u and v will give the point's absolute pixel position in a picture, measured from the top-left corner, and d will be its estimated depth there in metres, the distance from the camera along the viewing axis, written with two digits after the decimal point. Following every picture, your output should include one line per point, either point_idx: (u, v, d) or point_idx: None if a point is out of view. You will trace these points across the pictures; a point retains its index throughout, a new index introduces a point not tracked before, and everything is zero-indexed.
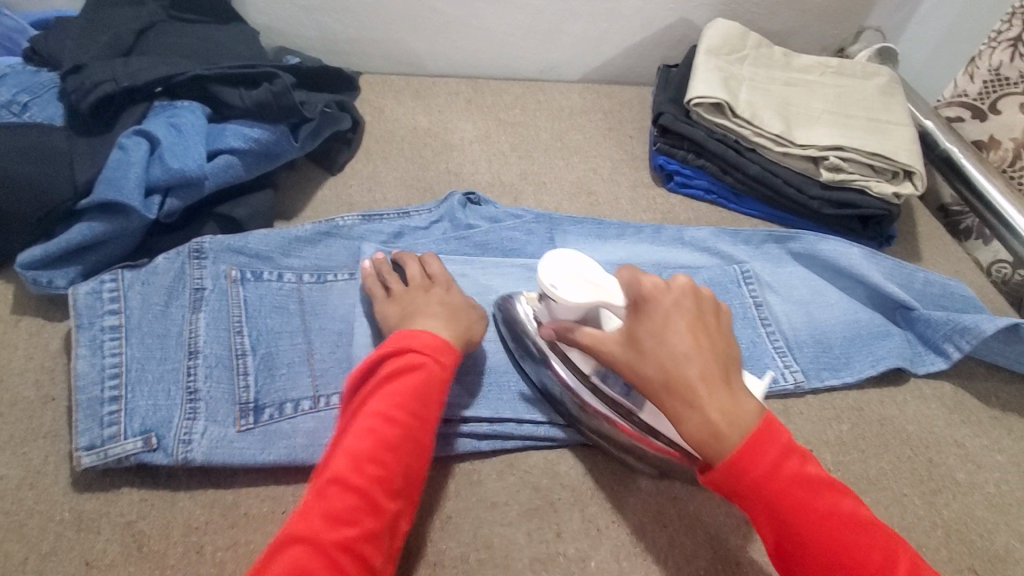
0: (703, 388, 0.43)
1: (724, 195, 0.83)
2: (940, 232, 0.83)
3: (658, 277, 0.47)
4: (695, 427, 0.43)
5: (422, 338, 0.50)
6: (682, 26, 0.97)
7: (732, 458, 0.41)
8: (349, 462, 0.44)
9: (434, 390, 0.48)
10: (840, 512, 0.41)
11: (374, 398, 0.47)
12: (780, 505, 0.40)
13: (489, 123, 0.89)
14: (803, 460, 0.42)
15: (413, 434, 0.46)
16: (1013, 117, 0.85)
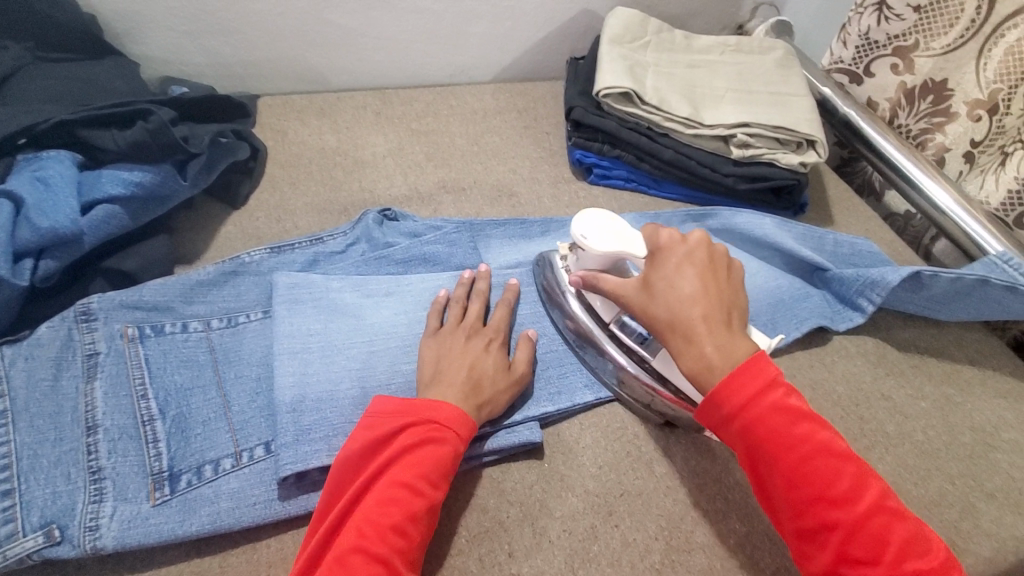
0: (703, 326, 0.47)
1: (644, 182, 0.84)
2: (847, 194, 0.87)
3: (676, 232, 0.53)
4: (692, 360, 0.46)
5: (446, 408, 0.49)
6: (584, 17, 0.97)
7: (717, 388, 0.44)
8: (371, 531, 0.43)
9: (455, 459, 0.47)
10: (817, 440, 0.43)
11: (395, 462, 0.46)
12: (757, 429, 0.43)
13: (401, 135, 0.86)
14: (787, 393, 0.44)
15: (435, 505, 0.45)
16: (886, 78, 0.91)
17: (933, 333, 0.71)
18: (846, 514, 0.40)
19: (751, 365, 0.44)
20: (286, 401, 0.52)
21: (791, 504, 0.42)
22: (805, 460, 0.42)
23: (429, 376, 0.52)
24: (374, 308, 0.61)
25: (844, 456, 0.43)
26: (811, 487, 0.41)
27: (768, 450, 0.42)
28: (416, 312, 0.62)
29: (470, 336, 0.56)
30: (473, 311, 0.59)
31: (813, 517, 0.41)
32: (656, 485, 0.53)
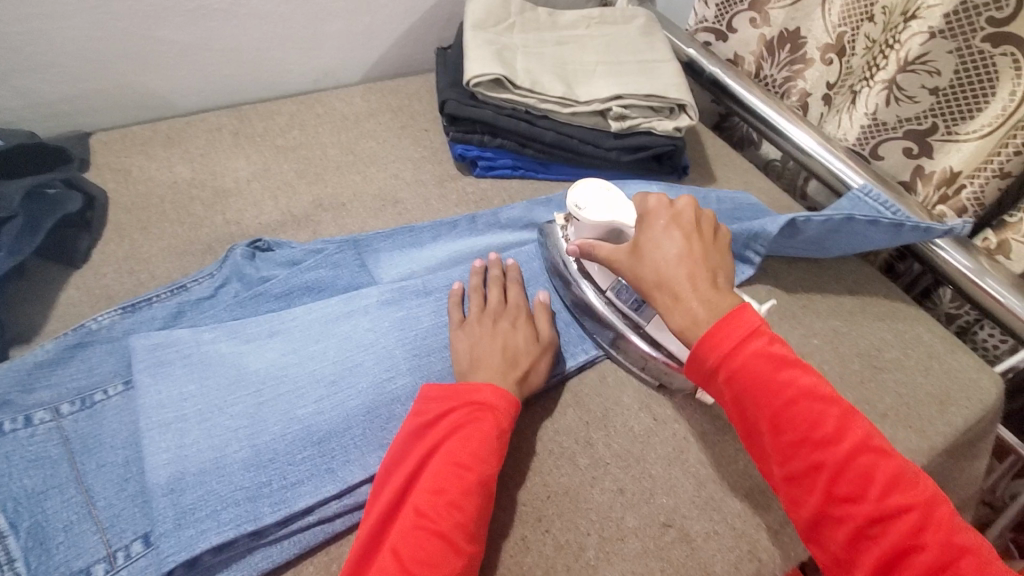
0: (689, 283, 0.49)
1: (531, 167, 0.82)
2: (724, 150, 0.90)
3: (664, 198, 0.56)
4: (679, 318, 0.48)
5: (486, 386, 0.51)
6: (446, 4, 0.93)
7: (703, 338, 0.46)
8: (427, 509, 0.44)
9: (501, 435, 0.50)
10: (803, 386, 0.44)
11: (446, 442, 0.48)
12: (742, 381, 0.45)
13: (265, 154, 0.79)
14: (768, 337, 0.46)
15: (488, 478, 0.47)
16: (747, 32, 0.95)
17: (815, 271, 0.75)
18: (834, 454, 0.43)
19: (732, 319, 0.46)
20: (162, 482, 0.46)
21: (779, 449, 0.44)
22: (789, 403, 0.44)
23: (467, 363, 0.55)
24: (257, 354, 0.56)
25: (830, 396, 0.45)
26: (796, 432, 0.44)
27: (749, 397, 0.45)
28: (305, 349, 0.57)
29: (494, 320, 0.59)
30: (494, 295, 0.62)
31: (802, 461, 0.43)
32: (581, 479, 0.53)
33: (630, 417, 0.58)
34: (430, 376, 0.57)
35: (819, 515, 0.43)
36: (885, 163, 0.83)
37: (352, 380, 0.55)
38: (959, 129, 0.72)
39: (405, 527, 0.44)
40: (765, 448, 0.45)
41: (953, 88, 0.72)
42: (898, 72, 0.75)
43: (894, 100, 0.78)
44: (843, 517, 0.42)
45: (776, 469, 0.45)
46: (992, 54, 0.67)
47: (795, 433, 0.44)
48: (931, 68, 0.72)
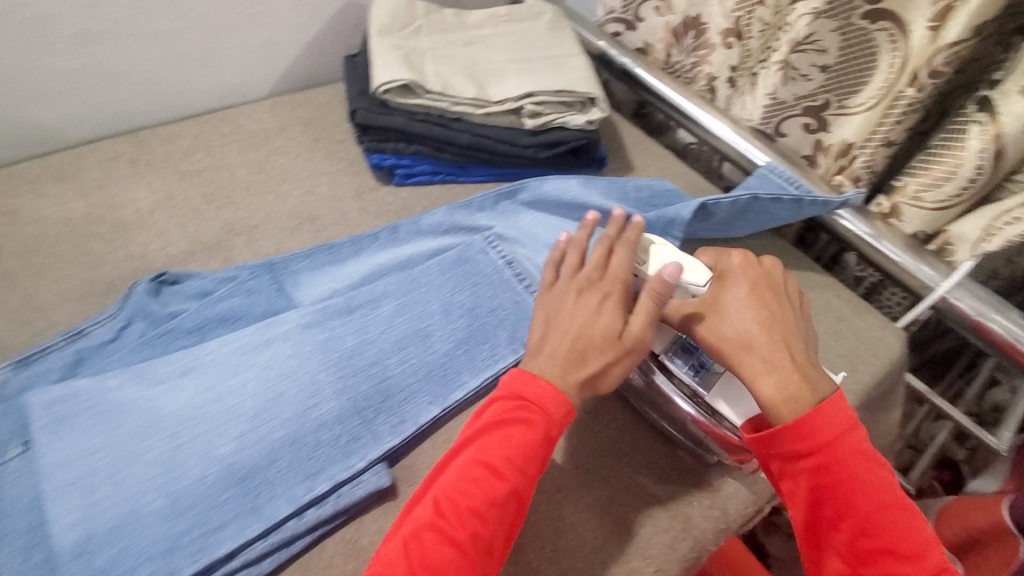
0: (778, 352, 0.53)
1: (450, 170, 0.82)
2: (641, 138, 0.92)
3: (749, 258, 0.59)
4: (774, 390, 0.51)
5: (539, 386, 0.50)
6: (351, 10, 0.91)
7: (799, 420, 0.49)
8: (450, 513, 0.46)
9: (545, 445, 0.49)
10: (885, 494, 0.48)
11: (486, 440, 0.49)
12: (830, 470, 0.49)
13: (168, 180, 0.75)
14: (861, 433, 0.50)
15: (519, 490, 0.48)
16: (653, 21, 0.97)
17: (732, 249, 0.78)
18: (909, 568, 0.46)
19: (832, 407, 0.50)
20: (71, 545, 0.45)
21: (852, 545, 0.48)
22: (874, 510, 0.48)
23: (533, 343, 0.54)
24: (169, 395, 0.54)
25: (911, 512, 0.49)
26: (876, 538, 0.47)
27: (832, 492, 0.48)
28: (220, 384, 0.55)
29: (591, 290, 0.55)
30: (598, 258, 0.57)
31: (876, 567, 0.47)
32: None
33: None
34: (356, 397, 0.56)
35: None
36: (788, 140, 0.86)
37: (274, 411, 0.53)
38: (850, 102, 0.76)
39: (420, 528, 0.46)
40: (836, 544, 0.48)
41: (841, 64, 0.75)
42: (791, 53, 0.79)
43: (789, 80, 0.81)
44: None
45: (842, 566, 0.48)
46: (871, 30, 0.71)
47: (877, 542, 0.47)
48: (819, 47, 0.76)
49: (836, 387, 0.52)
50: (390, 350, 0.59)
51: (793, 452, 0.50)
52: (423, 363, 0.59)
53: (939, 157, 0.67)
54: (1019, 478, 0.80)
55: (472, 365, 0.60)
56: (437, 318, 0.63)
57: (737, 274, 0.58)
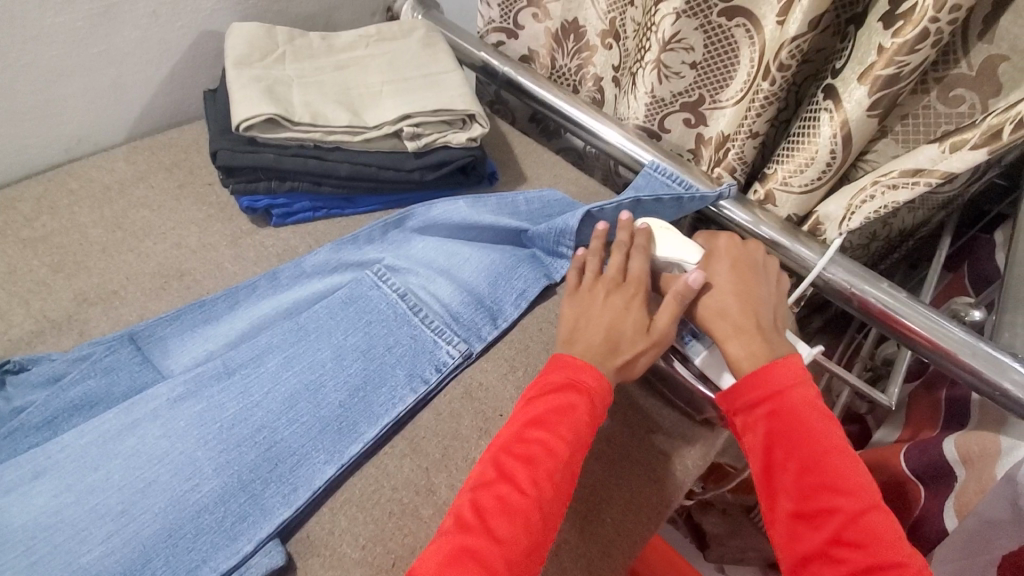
0: (745, 318, 0.60)
1: (335, 204, 0.78)
2: (532, 147, 0.92)
3: (733, 242, 0.68)
4: (740, 350, 0.58)
5: (589, 367, 0.55)
6: (208, 40, 0.84)
7: (759, 368, 0.56)
8: (512, 477, 0.49)
9: (594, 419, 0.53)
10: (834, 440, 0.53)
11: (538, 414, 0.52)
12: (784, 413, 0.54)
13: (6, 252, 0.67)
14: (810, 387, 0.56)
15: (574, 459, 0.51)
16: (532, 28, 0.97)
17: None
18: (850, 503, 0.50)
19: (787, 362, 0.56)
20: None
21: (802, 485, 0.52)
22: (817, 451, 0.52)
23: (569, 332, 0.59)
24: (20, 504, 0.47)
25: (853, 456, 0.53)
26: (823, 475, 0.51)
27: (783, 438, 0.53)
28: (79, 483, 0.49)
29: (616, 289, 0.61)
30: (619, 263, 0.63)
31: (819, 502, 0.50)
32: (428, 532, 0.52)
33: (470, 448, 0.58)
34: (241, 470, 0.51)
35: (817, 551, 0.49)
36: (671, 136, 0.88)
37: (145, 502, 0.48)
38: (721, 96, 0.80)
39: (484, 493, 0.49)
40: (786, 485, 0.52)
41: (706, 60, 0.78)
42: (662, 52, 0.79)
43: (664, 78, 0.82)
44: (840, 558, 0.48)
45: (790, 504, 0.51)
46: (729, 27, 0.74)
47: (819, 479, 0.51)
48: (686, 45, 0.77)
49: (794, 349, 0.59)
50: (278, 411, 0.55)
51: (748, 404, 0.56)
52: (317, 419, 0.55)
53: (800, 145, 0.71)
54: (912, 426, 0.87)
55: (370, 413, 0.57)
56: (327, 366, 0.59)
57: (722, 256, 0.66)
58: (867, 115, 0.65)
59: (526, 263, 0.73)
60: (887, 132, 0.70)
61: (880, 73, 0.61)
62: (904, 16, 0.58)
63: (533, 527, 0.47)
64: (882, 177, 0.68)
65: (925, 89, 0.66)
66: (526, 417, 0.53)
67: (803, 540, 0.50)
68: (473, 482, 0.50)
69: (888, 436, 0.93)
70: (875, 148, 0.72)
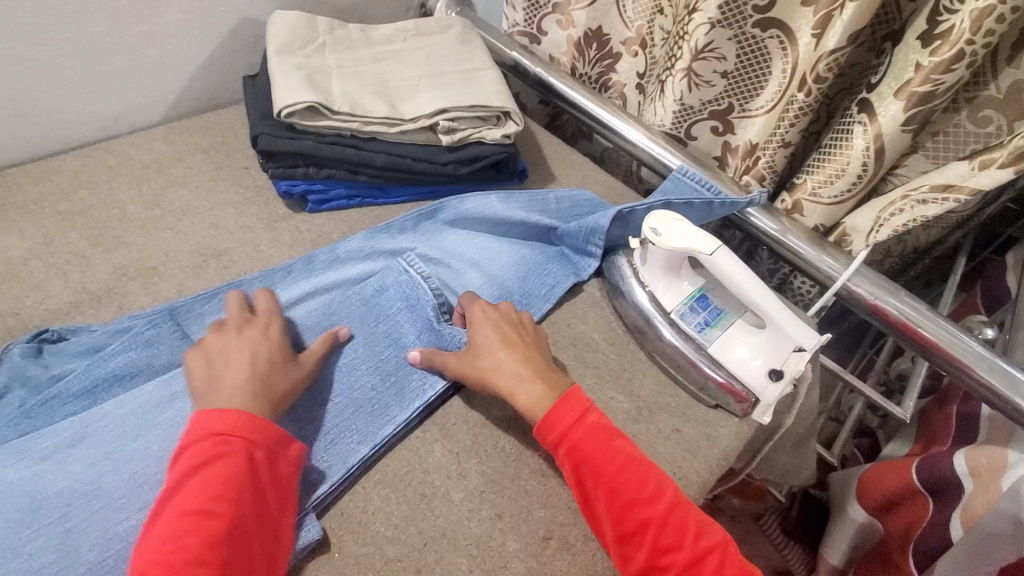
0: (525, 367, 0.57)
1: (368, 193, 0.79)
2: (560, 148, 0.93)
3: (487, 304, 0.63)
4: (528, 397, 0.55)
5: (226, 414, 0.48)
6: (247, 27, 0.85)
7: (542, 421, 0.53)
8: (167, 572, 0.40)
9: (254, 465, 0.47)
10: (630, 458, 0.52)
11: (186, 488, 0.44)
12: (580, 450, 0.52)
13: (45, 224, 0.68)
14: (596, 414, 0.54)
15: (241, 520, 0.44)
16: (557, 35, 0.98)
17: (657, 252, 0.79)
18: (658, 511, 0.50)
19: (566, 399, 0.54)
20: None
21: (615, 513, 0.50)
22: (617, 471, 0.51)
23: (202, 385, 0.51)
24: (56, 471, 0.48)
25: (645, 462, 0.53)
26: (628, 494, 0.50)
27: (587, 468, 0.51)
28: (118, 452, 0.50)
29: (238, 334, 0.55)
30: (235, 312, 0.58)
31: (632, 520, 0.50)
32: (458, 515, 0.53)
33: (499, 437, 0.58)
34: None
35: (647, 565, 0.49)
36: (699, 142, 0.89)
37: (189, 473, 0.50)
38: (751, 106, 0.81)
39: None
40: (601, 513, 0.51)
41: (738, 69, 0.79)
42: (693, 61, 0.79)
43: (694, 86, 0.82)
44: (667, 566, 0.48)
45: (610, 530, 0.50)
46: (763, 38, 0.74)
47: (627, 496, 0.50)
48: (718, 55, 0.78)
49: (571, 382, 0.57)
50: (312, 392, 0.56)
51: (550, 447, 0.53)
52: (350, 399, 0.57)
53: (830, 156, 0.72)
54: (923, 439, 0.88)
55: (402, 394, 0.58)
56: (363, 350, 0.60)
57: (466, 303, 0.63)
58: (900, 130, 0.66)
59: (554, 259, 0.74)
60: (918, 148, 0.71)
61: (915, 90, 0.62)
62: (941, 37, 0.59)
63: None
64: (912, 192, 0.70)
65: (955, 108, 0.67)
66: (178, 496, 0.44)
67: (632, 561, 0.49)
68: None
69: (900, 450, 0.93)
70: (905, 163, 0.72)
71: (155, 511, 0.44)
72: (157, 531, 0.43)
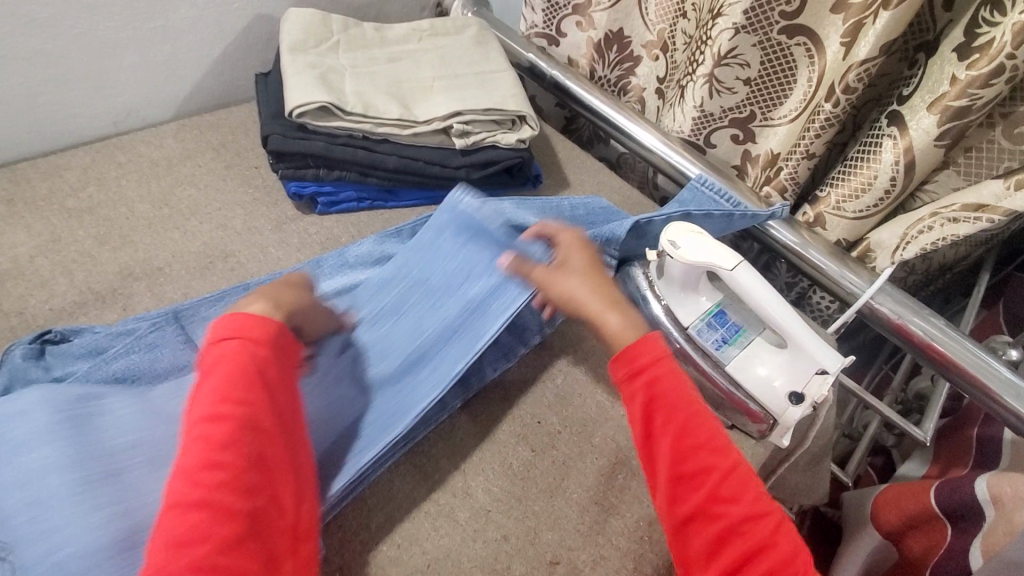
0: (615, 297, 0.57)
1: (379, 196, 0.77)
2: (575, 153, 0.91)
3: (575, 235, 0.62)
4: (619, 324, 0.54)
5: (230, 322, 0.50)
6: (262, 24, 0.84)
7: (629, 347, 0.52)
8: (188, 475, 0.42)
9: (258, 366, 0.48)
10: (701, 406, 0.50)
11: (199, 395, 0.46)
12: (659, 385, 0.50)
13: (53, 221, 0.67)
14: (677, 359, 0.52)
15: (251, 420, 0.45)
16: (576, 36, 0.96)
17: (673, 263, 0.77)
18: (723, 462, 0.47)
19: (653, 336, 0.52)
20: None
21: (678, 452, 0.48)
22: (689, 413, 0.49)
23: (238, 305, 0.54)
24: None
25: (714, 415, 0.50)
26: (697, 438, 0.48)
27: (661, 403, 0.49)
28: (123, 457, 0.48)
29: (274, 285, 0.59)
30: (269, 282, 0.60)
31: (696, 463, 0.47)
32: (463, 535, 0.51)
33: (507, 454, 0.57)
34: None
35: (697, 513, 0.46)
36: (718, 150, 0.87)
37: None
38: (774, 114, 0.78)
39: (166, 511, 0.41)
40: (663, 450, 0.48)
41: (762, 77, 0.76)
42: (716, 67, 0.77)
43: (716, 93, 0.80)
44: (720, 514, 0.45)
45: (669, 468, 0.47)
46: (790, 45, 0.72)
47: (696, 439, 0.48)
48: (741, 61, 0.76)
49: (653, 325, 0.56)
50: None
51: (624, 378, 0.51)
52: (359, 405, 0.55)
53: (857, 169, 0.70)
54: (941, 461, 0.85)
55: (424, 381, 0.56)
56: (376, 354, 0.59)
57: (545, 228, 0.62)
58: (932, 145, 0.63)
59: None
60: (949, 163, 0.68)
61: (950, 104, 0.59)
62: (980, 50, 0.57)
63: (245, 495, 0.43)
64: (942, 210, 0.67)
65: (990, 124, 0.64)
66: (197, 401, 0.46)
67: (682, 503, 0.46)
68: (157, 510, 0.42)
69: (916, 470, 0.91)
70: (935, 179, 0.70)
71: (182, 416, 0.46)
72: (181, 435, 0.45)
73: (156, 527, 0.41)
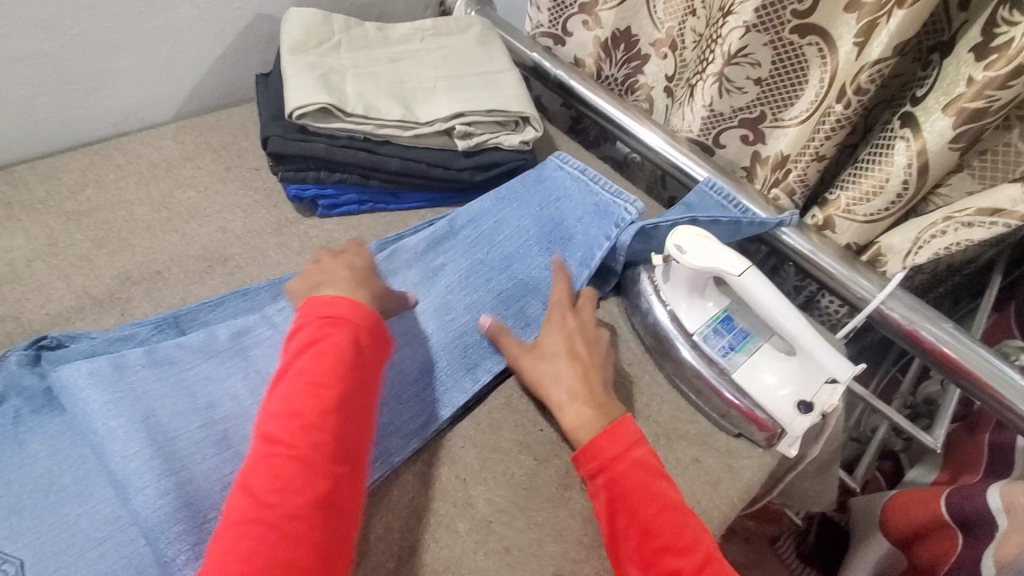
0: (581, 387, 0.56)
1: (380, 198, 0.76)
2: (579, 154, 0.90)
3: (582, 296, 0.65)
4: (575, 419, 0.55)
5: (337, 299, 0.51)
6: (263, 24, 0.83)
7: (588, 445, 0.52)
8: (282, 434, 0.43)
9: (356, 344, 0.49)
10: (669, 500, 0.49)
11: (300, 362, 0.47)
12: (621, 482, 0.50)
13: (50, 224, 0.66)
14: (645, 450, 0.52)
15: (346, 396, 0.46)
16: (582, 35, 0.94)
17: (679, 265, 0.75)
18: (688, 562, 0.46)
19: (619, 428, 0.53)
20: None
21: (643, 554, 0.47)
22: (653, 511, 0.48)
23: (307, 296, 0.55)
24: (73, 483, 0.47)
25: (684, 509, 0.50)
26: (661, 538, 0.47)
27: (623, 503, 0.49)
28: None
29: (334, 268, 0.58)
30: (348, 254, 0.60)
31: (663, 567, 0.46)
32: (464, 548, 0.50)
33: (510, 463, 0.56)
34: None
35: None
36: (726, 151, 0.85)
37: (150, 481, 0.45)
38: (784, 115, 0.77)
39: (258, 462, 0.42)
40: (628, 552, 0.48)
41: (772, 77, 0.75)
42: (725, 66, 0.76)
43: (725, 92, 0.79)
44: None
45: (635, 574, 0.47)
46: (801, 44, 0.70)
47: (661, 542, 0.47)
48: (752, 60, 0.74)
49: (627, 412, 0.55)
50: None
51: (588, 477, 0.52)
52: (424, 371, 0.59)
53: (868, 171, 0.68)
54: (951, 468, 0.84)
55: (444, 394, 0.58)
56: (411, 350, 0.60)
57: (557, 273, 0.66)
58: (948, 147, 0.62)
59: (595, 219, 0.73)
60: (963, 166, 0.67)
61: (966, 105, 0.58)
62: (998, 50, 0.55)
63: (335, 461, 0.44)
64: (956, 214, 0.66)
65: (1007, 126, 0.63)
66: (302, 363, 0.47)
67: None
68: (246, 461, 0.43)
69: (925, 477, 0.89)
70: (948, 181, 0.68)
71: (275, 380, 0.47)
72: (277, 397, 0.46)
73: (246, 479, 0.42)
